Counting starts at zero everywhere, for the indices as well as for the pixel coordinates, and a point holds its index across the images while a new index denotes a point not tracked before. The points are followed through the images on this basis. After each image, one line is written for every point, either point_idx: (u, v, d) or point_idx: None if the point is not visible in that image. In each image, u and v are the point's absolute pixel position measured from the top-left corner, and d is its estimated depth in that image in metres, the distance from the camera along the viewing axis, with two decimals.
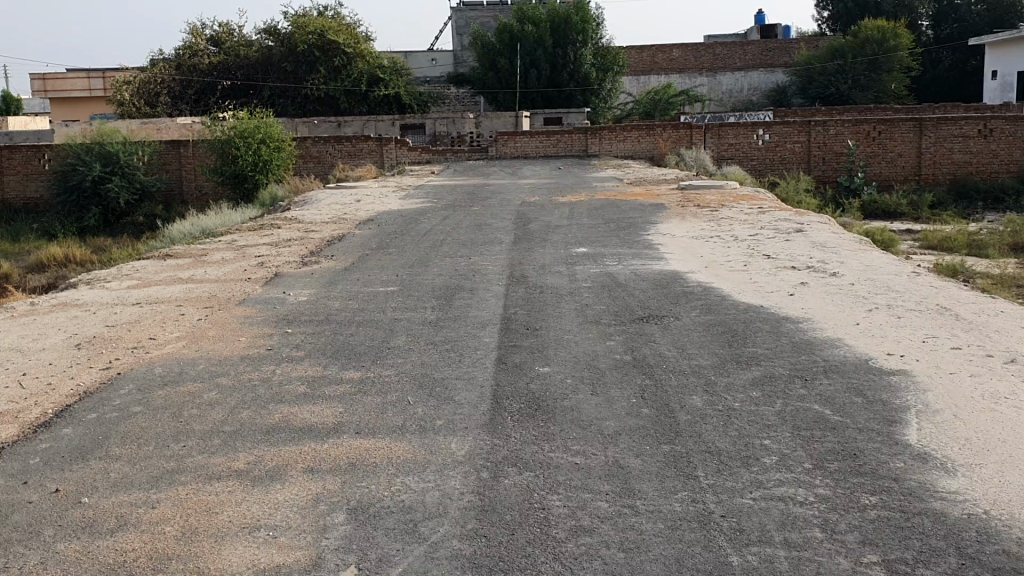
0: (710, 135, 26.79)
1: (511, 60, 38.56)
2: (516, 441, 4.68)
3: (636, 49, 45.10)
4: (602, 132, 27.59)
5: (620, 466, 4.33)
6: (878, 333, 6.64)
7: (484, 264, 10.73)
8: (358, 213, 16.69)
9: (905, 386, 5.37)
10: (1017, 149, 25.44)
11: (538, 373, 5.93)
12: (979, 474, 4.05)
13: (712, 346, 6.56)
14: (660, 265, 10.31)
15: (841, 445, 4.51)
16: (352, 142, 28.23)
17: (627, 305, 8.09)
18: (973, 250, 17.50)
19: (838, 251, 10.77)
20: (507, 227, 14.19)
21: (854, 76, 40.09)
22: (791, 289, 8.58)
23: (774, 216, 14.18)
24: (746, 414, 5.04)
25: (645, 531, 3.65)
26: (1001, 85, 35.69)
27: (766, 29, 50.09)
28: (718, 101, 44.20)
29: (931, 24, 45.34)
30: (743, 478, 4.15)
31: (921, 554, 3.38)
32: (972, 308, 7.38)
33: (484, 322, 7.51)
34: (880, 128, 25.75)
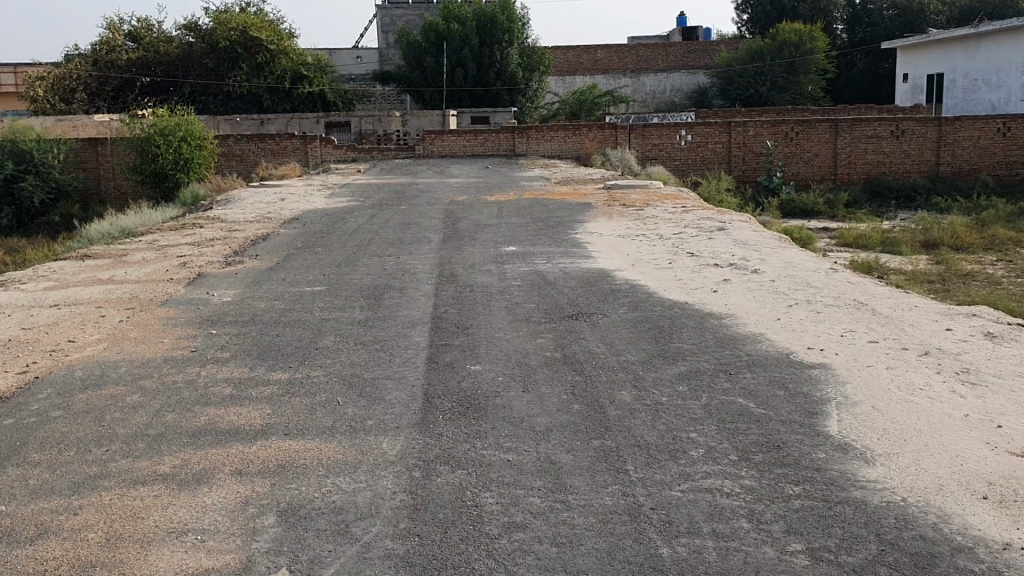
0: (635, 135, 27.12)
1: (437, 59, 38.46)
2: (449, 440, 4.67)
3: (561, 49, 45.41)
4: (529, 132, 27.70)
5: (552, 462, 4.37)
6: (799, 328, 6.83)
7: (411, 264, 10.71)
8: (282, 212, 16.47)
9: (824, 379, 5.53)
10: (928, 149, 26.36)
11: (468, 371, 5.93)
12: (896, 462, 4.21)
13: (639, 342, 6.66)
14: (587, 264, 10.40)
15: (764, 437, 4.62)
16: (275, 141, 27.87)
17: (557, 303, 8.14)
18: (887, 248, 18.08)
19: (758, 249, 11.01)
20: (434, 226, 14.16)
21: (773, 78, 41.06)
22: (716, 286, 8.74)
23: (696, 214, 14.40)
24: (673, 408, 5.14)
25: (577, 525, 3.69)
26: (912, 87, 36.85)
27: (688, 32, 50.95)
28: (642, 102, 44.79)
29: (846, 28, 46.68)
30: (671, 470, 4.23)
31: (843, 541, 3.48)
32: (888, 303, 7.62)
33: (414, 321, 7.48)
34: (798, 129, 26.43)
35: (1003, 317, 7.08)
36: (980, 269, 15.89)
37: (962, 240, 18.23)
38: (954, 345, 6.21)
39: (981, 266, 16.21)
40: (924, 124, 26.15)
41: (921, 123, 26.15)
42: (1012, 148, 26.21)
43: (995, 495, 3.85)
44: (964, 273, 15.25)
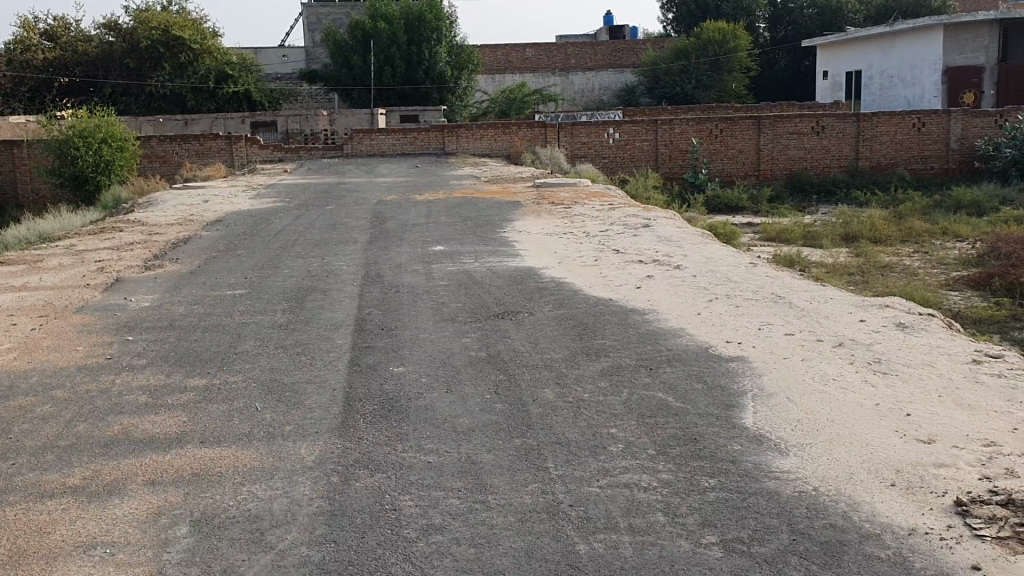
0: (564, 134, 27.24)
1: (365, 58, 38.20)
2: (367, 443, 4.63)
3: (490, 48, 45.47)
4: (458, 130, 27.57)
5: (473, 462, 4.35)
6: (719, 322, 6.93)
7: (337, 265, 10.58)
8: (205, 214, 16.16)
9: (741, 371, 5.63)
10: (847, 146, 27.06)
11: (391, 373, 5.88)
12: (809, 453, 4.29)
13: (563, 340, 6.68)
14: (514, 262, 10.40)
15: (682, 430, 4.68)
16: (199, 141, 27.34)
17: (483, 303, 8.13)
18: (808, 242, 18.49)
19: (682, 245, 11.18)
20: (361, 227, 14.05)
21: (698, 76, 41.62)
22: (638, 282, 8.83)
23: (622, 212, 14.56)
24: (595, 404, 5.17)
25: (495, 525, 3.68)
26: (831, 85, 37.71)
27: (615, 31, 51.43)
28: (571, 101, 45.06)
29: (768, 26, 47.58)
30: (591, 466, 4.25)
31: (754, 532, 3.54)
32: (804, 296, 7.79)
33: (338, 323, 7.40)
34: (722, 126, 26.89)
35: (914, 307, 7.29)
36: (897, 261, 16.32)
37: (879, 232, 18.73)
38: (866, 336, 6.35)
39: (899, 258, 16.70)
40: (842, 120, 26.81)
41: (840, 119, 26.80)
42: (927, 143, 27.00)
43: (903, 481, 3.95)
44: (882, 265, 15.65)
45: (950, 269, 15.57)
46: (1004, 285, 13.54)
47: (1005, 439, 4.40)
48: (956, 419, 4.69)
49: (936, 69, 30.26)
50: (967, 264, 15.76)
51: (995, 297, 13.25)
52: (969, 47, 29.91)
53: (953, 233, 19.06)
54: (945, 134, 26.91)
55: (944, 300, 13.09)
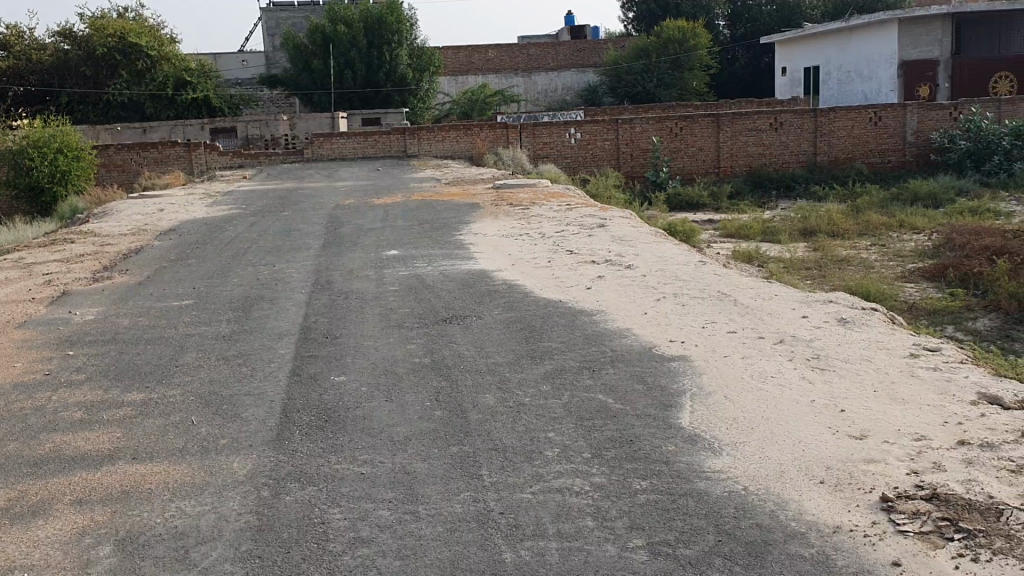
0: (526, 134, 27.23)
1: (325, 61, 37.94)
2: (302, 456, 4.57)
3: (451, 49, 45.38)
4: (419, 132, 27.41)
5: (407, 472, 4.31)
6: (663, 321, 6.95)
7: (287, 272, 10.49)
8: (159, 223, 15.93)
9: (681, 370, 5.64)
10: (804, 141, 27.32)
11: (332, 383, 5.81)
12: (741, 452, 4.31)
13: (509, 344, 6.64)
14: (468, 265, 10.38)
15: (619, 432, 4.67)
16: (158, 149, 27.00)
17: (432, 307, 8.10)
18: (767, 238, 18.64)
19: (636, 244, 11.25)
20: (317, 232, 13.93)
21: (659, 74, 41.80)
22: (589, 282, 8.84)
23: (580, 212, 14.56)
24: (535, 408, 5.14)
25: (422, 535, 3.65)
26: (790, 80, 38.00)
27: (576, 31, 51.54)
28: (534, 101, 45.09)
29: (728, 24, 47.88)
30: (524, 472, 4.23)
31: (681, 534, 3.54)
32: (750, 292, 7.85)
33: (282, 332, 7.32)
34: (681, 124, 27.03)
35: (857, 301, 7.36)
36: (853, 254, 16.46)
37: (838, 227, 18.90)
38: (807, 332, 6.40)
39: (856, 251, 16.91)
40: (799, 116, 27.05)
41: (797, 115, 27.05)
42: (883, 137, 27.29)
43: (832, 478, 3.97)
44: (839, 258, 15.78)
45: (906, 261, 15.75)
46: (957, 275, 13.70)
47: (935, 432, 4.44)
48: (889, 414, 4.73)
49: (891, 63, 30.59)
50: (923, 256, 15.96)
51: (949, 288, 13.41)
52: (923, 40, 30.27)
53: (909, 226, 19.24)
54: (901, 127, 27.21)
55: (899, 292, 13.21)
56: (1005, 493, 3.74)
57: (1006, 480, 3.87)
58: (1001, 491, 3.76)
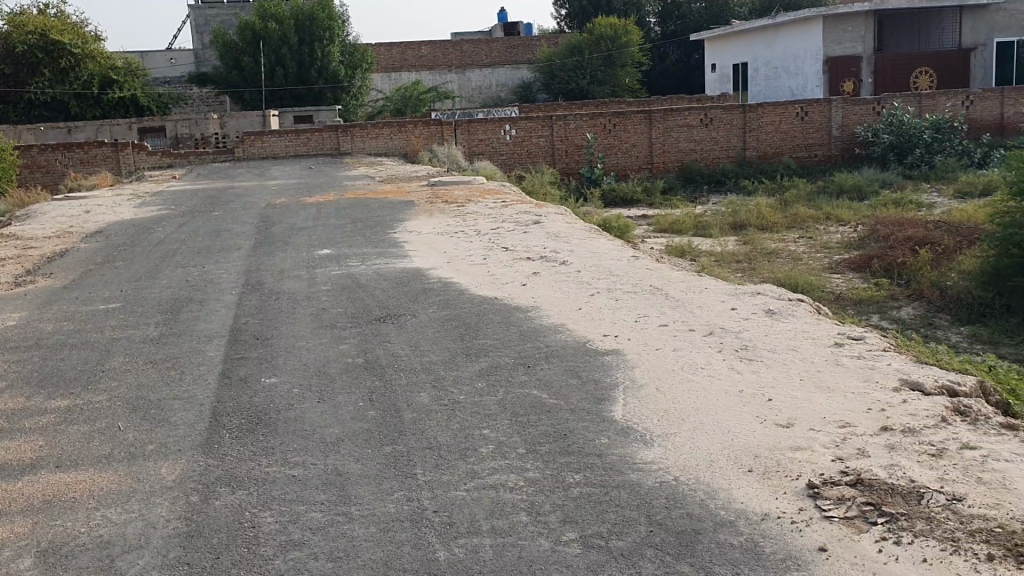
0: (460, 131, 27.15)
1: (255, 59, 37.34)
2: (232, 459, 4.50)
3: (384, 46, 45.11)
4: (353, 130, 27.08)
5: (339, 473, 4.27)
6: (597, 316, 7.00)
7: (217, 273, 10.30)
8: (85, 225, 15.52)
9: (615, 364, 5.68)
10: (734, 137, 27.73)
11: (263, 385, 5.73)
12: (672, 443, 4.36)
13: (444, 341, 6.63)
14: (402, 263, 10.35)
15: (553, 427, 4.68)
16: (84, 149, 26.27)
17: (366, 306, 8.02)
18: (698, 233, 18.90)
19: (571, 240, 11.29)
20: (247, 232, 13.70)
21: (592, 71, 42.00)
22: (525, 280, 8.81)
23: (516, 208, 14.60)
24: (469, 406, 5.13)
25: (355, 537, 3.62)
26: (720, 77, 38.57)
27: (509, 28, 51.65)
28: (468, 98, 45.02)
29: (658, 21, 48.42)
30: (459, 470, 4.22)
31: (614, 526, 3.57)
32: (682, 286, 7.95)
33: (211, 334, 7.21)
34: (615, 121, 27.24)
35: (783, 293, 7.51)
36: (782, 247, 16.77)
37: (766, 220, 19.26)
38: (736, 323, 6.51)
39: (785, 244, 17.23)
40: (729, 112, 27.43)
41: (727, 111, 27.45)
42: (810, 132, 27.89)
43: (760, 466, 4.06)
44: (768, 251, 16.04)
45: (832, 253, 16.07)
46: (882, 267, 14.02)
47: (859, 420, 4.56)
48: (815, 401, 4.84)
49: (816, 59, 31.18)
50: (849, 247, 16.32)
51: (874, 278, 13.72)
52: (847, 37, 30.94)
53: (836, 218, 19.68)
54: (826, 123, 27.87)
55: (827, 283, 13.49)
56: (925, 476, 3.86)
57: (926, 464, 3.99)
58: (923, 474, 3.88)
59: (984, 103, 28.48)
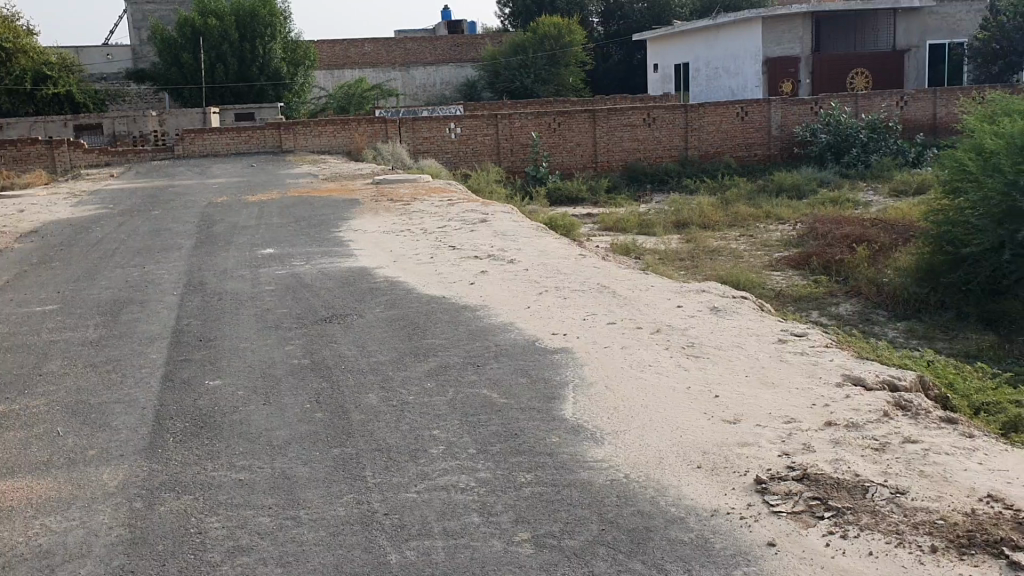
0: (405, 129, 26.75)
1: (195, 55, 36.71)
2: (177, 464, 4.41)
3: (327, 43, 44.66)
4: (296, 128, 26.72)
5: (287, 477, 4.20)
6: (545, 314, 7.01)
7: (158, 273, 10.11)
8: (19, 225, 15.11)
9: (564, 362, 5.70)
10: (677, 136, 28.01)
11: (207, 388, 5.62)
12: (621, 440, 4.39)
13: (392, 342, 6.57)
14: (348, 262, 10.27)
15: (503, 427, 4.68)
16: (17, 146, 25.56)
17: (310, 307, 7.92)
18: (642, 231, 19.05)
19: (517, 239, 11.29)
20: (188, 231, 13.46)
21: (536, 69, 42.08)
22: (472, 278, 8.81)
23: (463, 207, 14.56)
24: (418, 407, 5.10)
25: (304, 541, 3.57)
26: (662, 77, 38.95)
27: (453, 26, 51.52)
28: (412, 96, 44.83)
29: (601, 21, 48.70)
30: (409, 472, 4.18)
31: (565, 525, 3.57)
32: (628, 284, 8.00)
33: (153, 336, 7.06)
34: (559, 120, 27.33)
35: (728, 291, 7.60)
36: (725, 245, 17.00)
37: (708, 218, 19.52)
38: (682, 321, 6.57)
39: (727, 241, 17.46)
40: (672, 112, 27.70)
41: (669, 111, 27.70)
42: (750, 131, 28.30)
43: (708, 463, 4.10)
44: (711, 250, 16.22)
45: (772, 250, 16.33)
46: (821, 264, 14.23)
47: (803, 415, 4.63)
48: (760, 397, 4.91)
49: (756, 60, 31.64)
50: (788, 244, 16.59)
51: (813, 275, 13.94)
52: (786, 38, 31.46)
53: (776, 216, 19.97)
54: (766, 122, 28.31)
55: (767, 280, 13.68)
56: (869, 470, 3.93)
57: (871, 458, 4.07)
58: (866, 469, 3.95)
59: (918, 103, 29.18)
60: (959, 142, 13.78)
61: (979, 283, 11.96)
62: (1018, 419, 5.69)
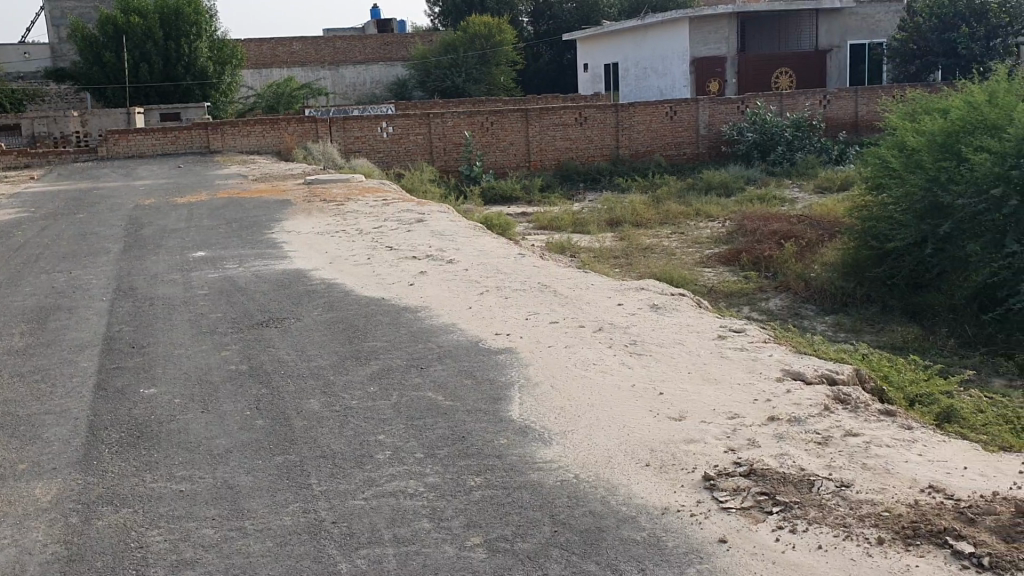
0: (336, 128, 26.40)
1: (118, 54, 35.83)
2: (114, 476, 4.27)
3: (254, 41, 43.91)
4: (224, 127, 26.20)
5: (229, 487, 4.10)
6: (488, 314, 6.97)
7: (84, 278, 9.81)
8: None
9: (509, 362, 5.68)
10: (608, 135, 28.23)
11: (141, 396, 5.46)
12: (569, 440, 4.38)
13: (331, 345, 6.48)
14: (282, 264, 10.08)
15: (450, 430, 4.63)
16: None
17: (245, 311, 7.75)
18: (577, 229, 19.14)
19: (454, 238, 11.23)
20: (116, 235, 13.11)
21: (467, 69, 42.01)
22: (412, 279, 8.74)
23: (398, 207, 14.42)
24: (363, 411, 5.02)
25: (251, 553, 3.48)
26: (592, 77, 39.21)
27: (382, 25, 51.10)
28: (342, 95, 44.39)
29: (531, 21, 48.82)
30: (356, 478, 4.11)
31: (517, 528, 3.54)
32: (568, 283, 8.00)
33: (83, 344, 6.84)
34: (492, 119, 27.31)
35: (666, 288, 7.65)
36: (657, 242, 17.20)
37: (641, 216, 19.70)
38: (624, 318, 6.60)
39: (659, 239, 17.65)
40: (603, 111, 27.91)
41: (600, 110, 27.88)
42: (679, 130, 28.69)
43: (657, 460, 4.12)
44: (644, 247, 16.37)
45: (703, 247, 16.56)
46: (751, 261, 14.42)
47: (747, 411, 4.68)
48: (703, 394, 4.95)
49: (684, 60, 32.06)
50: (719, 240, 16.84)
51: (743, 271, 14.15)
52: (711, 38, 31.91)
53: (705, 214, 20.24)
54: (695, 121, 28.73)
55: (699, 276, 13.85)
56: (814, 464, 3.98)
57: (814, 453, 4.13)
58: (811, 463, 4.01)
59: (840, 102, 29.87)
60: (881, 140, 14.12)
61: (903, 277, 12.28)
62: (950, 409, 5.87)
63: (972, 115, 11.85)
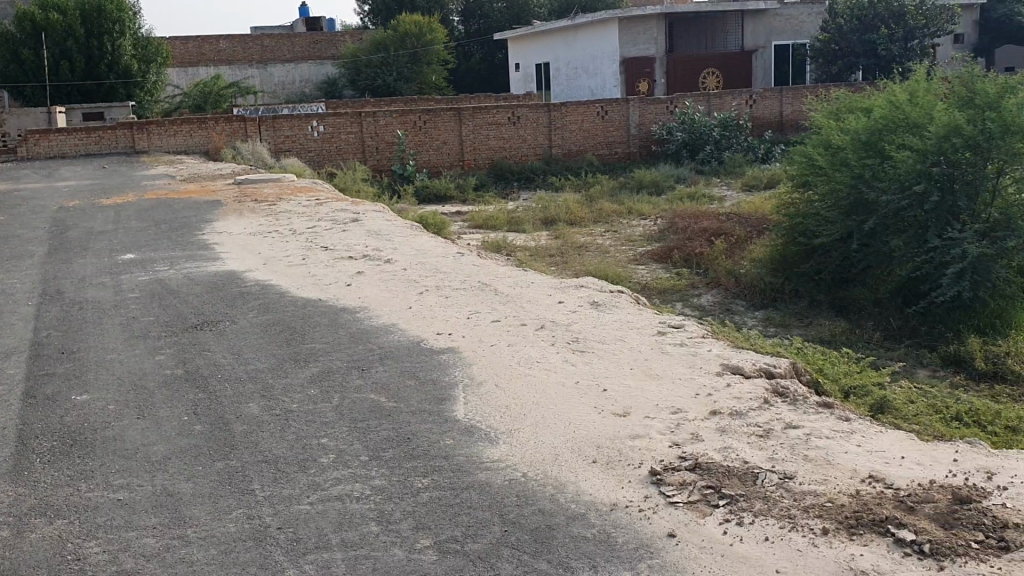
0: (266, 127, 25.96)
1: (36, 51, 34.69)
2: (47, 486, 4.13)
3: (180, 39, 42.98)
4: (150, 127, 25.58)
5: (169, 494, 3.99)
6: (429, 314, 6.92)
7: (5, 284, 9.46)
8: None
9: (452, 362, 5.65)
10: (541, 134, 28.33)
11: (73, 403, 5.29)
12: (515, 439, 4.37)
13: (269, 347, 6.38)
14: (214, 266, 9.88)
15: (394, 432, 4.58)
16: None
17: (179, 314, 7.57)
18: (512, 228, 19.14)
19: (390, 238, 11.13)
20: (39, 238, 12.69)
21: (398, 68, 41.77)
22: (349, 280, 8.64)
23: (332, 206, 14.24)
24: (304, 414, 4.95)
25: (195, 561, 3.39)
26: (524, 76, 39.28)
27: (311, 23, 50.46)
28: (271, 93, 43.72)
29: (461, 20, 48.77)
30: (300, 483, 4.04)
31: (467, 529, 3.52)
32: (507, 282, 7.99)
33: (8, 351, 6.59)
34: (424, 118, 27.17)
35: (606, 285, 7.69)
36: (591, 240, 17.31)
37: (574, 215, 19.79)
38: (564, 316, 6.62)
39: (593, 237, 17.76)
40: (536, 110, 28.00)
41: (532, 110, 27.97)
42: (611, 130, 28.95)
43: (603, 457, 4.14)
44: (578, 245, 16.45)
45: (636, 245, 16.73)
46: (682, 258, 14.58)
47: (689, 405, 4.73)
48: (646, 390, 4.98)
49: (614, 60, 32.37)
50: (651, 238, 17.02)
51: (676, 267, 14.31)
52: (641, 39, 32.27)
53: (637, 211, 20.46)
54: (626, 121, 29.03)
55: (633, 274, 13.97)
56: (757, 457, 4.04)
57: (757, 446, 4.19)
58: (755, 455, 4.07)
59: (766, 102, 30.45)
60: (807, 138, 14.42)
61: (830, 272, 12.56)
62: (882, 400, 6.02)
63: (894, 115, 12.10)
